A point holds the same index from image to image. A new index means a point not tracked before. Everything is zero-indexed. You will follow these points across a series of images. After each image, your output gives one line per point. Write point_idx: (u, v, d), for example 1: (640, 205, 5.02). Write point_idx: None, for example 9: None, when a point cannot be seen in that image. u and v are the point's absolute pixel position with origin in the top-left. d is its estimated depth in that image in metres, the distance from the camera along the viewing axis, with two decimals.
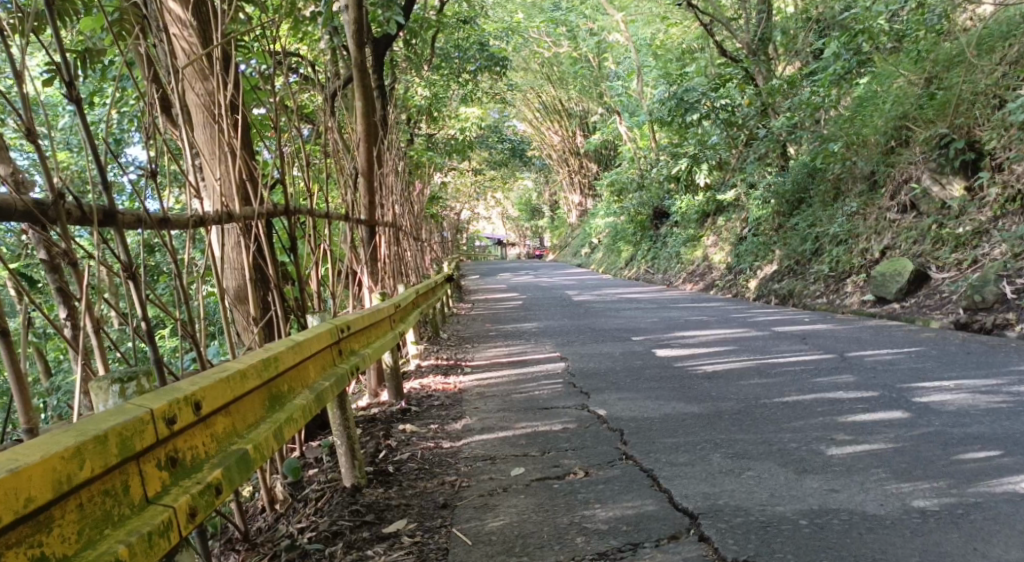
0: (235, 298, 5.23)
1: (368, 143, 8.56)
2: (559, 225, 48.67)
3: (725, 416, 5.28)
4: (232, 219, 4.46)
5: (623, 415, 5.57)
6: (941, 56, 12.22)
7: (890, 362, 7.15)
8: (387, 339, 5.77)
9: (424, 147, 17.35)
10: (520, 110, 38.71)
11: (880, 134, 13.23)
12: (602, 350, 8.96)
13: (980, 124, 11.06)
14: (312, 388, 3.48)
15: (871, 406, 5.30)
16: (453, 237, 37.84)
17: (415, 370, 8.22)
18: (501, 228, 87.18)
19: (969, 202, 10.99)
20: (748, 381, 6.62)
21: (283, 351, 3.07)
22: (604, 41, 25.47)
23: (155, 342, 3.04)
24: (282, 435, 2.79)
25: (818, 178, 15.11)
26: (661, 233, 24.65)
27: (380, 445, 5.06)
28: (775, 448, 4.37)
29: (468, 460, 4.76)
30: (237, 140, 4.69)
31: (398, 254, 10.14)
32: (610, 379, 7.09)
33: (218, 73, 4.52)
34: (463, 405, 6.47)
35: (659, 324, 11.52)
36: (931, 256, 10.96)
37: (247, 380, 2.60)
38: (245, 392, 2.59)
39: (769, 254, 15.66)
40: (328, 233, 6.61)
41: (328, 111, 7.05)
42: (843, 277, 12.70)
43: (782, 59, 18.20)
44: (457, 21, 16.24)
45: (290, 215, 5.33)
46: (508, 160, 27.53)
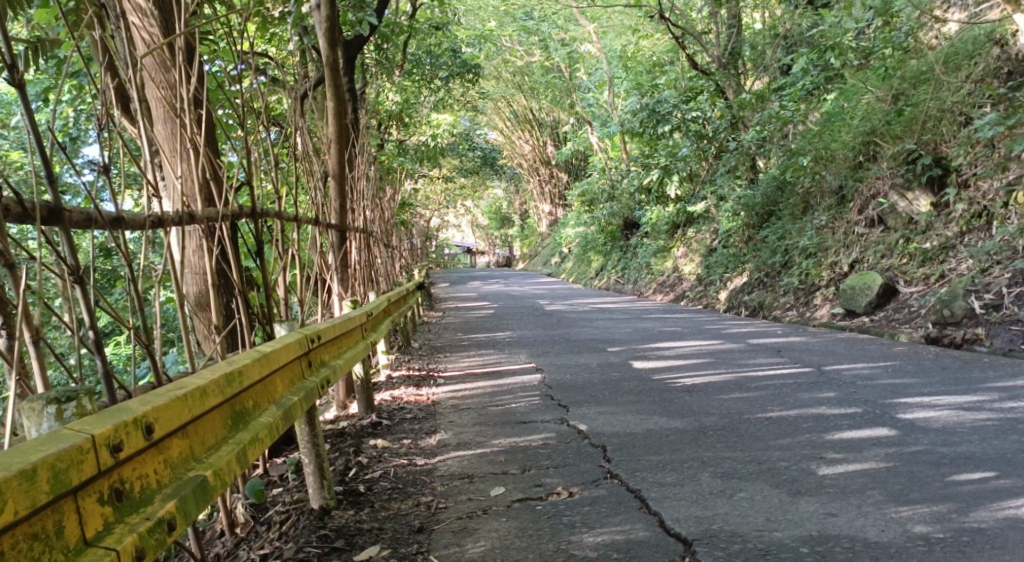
0: (196, 305, 4.98)
1: (340, 146, 8.30)
2: (529, 234, 48.49)
3: (708, 432, 5.08)
4: (194, 220, 4.20)
5: (603, 430, 5.35)
6: (908, 72, 12.23)
7: (867, 377, 6.99)
8: (358, 349, 5.52)
9: (393, 153, 17.08)
10: (490, 119, 38.54)
11: (848, 149, 13.15)
12: (577, 361, 8.75)
13: (947, 140, 11.15)
14: (280, 404, 3.22)
15: (857, 422, 5.13)
16: (422, 245, 37.49)
17: (385, 381, 7.94)
18: (470, 236, 86.87)
19: (935, 217, 10.99)
20: (729, 394, 6.43)
21: (249, 363, 2.83)
22: (575, 52, 25.42)
23: (102, 353, 2.83)
24: (245, 458, 2.55)
25: (786, 191, 15.05)
26: (631, 244, 24.53)
27: (351, 462, 4.81)
28: (765, 466, 4.18)
29: (444, 478, 4.52)
30: (199, 137, 4.43)
31: (369, 261, 9.87)
32: (586, 392, 6.88)
33: (179, 65, 4.25)
34: (436, 419, 6.22)
35: (632, 335, 11.34)
36: (900, 270, 10.90)
37: (208, 398, 2.36)
38: (204, 411, 2.34)
39: (739, 265, 15.57)
40: (296, 237, 6.33)
41: (298, 112, 6.79)
42: (813, 289, 12.61)
43: (751, 72, 18.21)
44: (429, 27, 16.02)
45: (256, 217, 5.07)
46: (479, 168, 27.34)
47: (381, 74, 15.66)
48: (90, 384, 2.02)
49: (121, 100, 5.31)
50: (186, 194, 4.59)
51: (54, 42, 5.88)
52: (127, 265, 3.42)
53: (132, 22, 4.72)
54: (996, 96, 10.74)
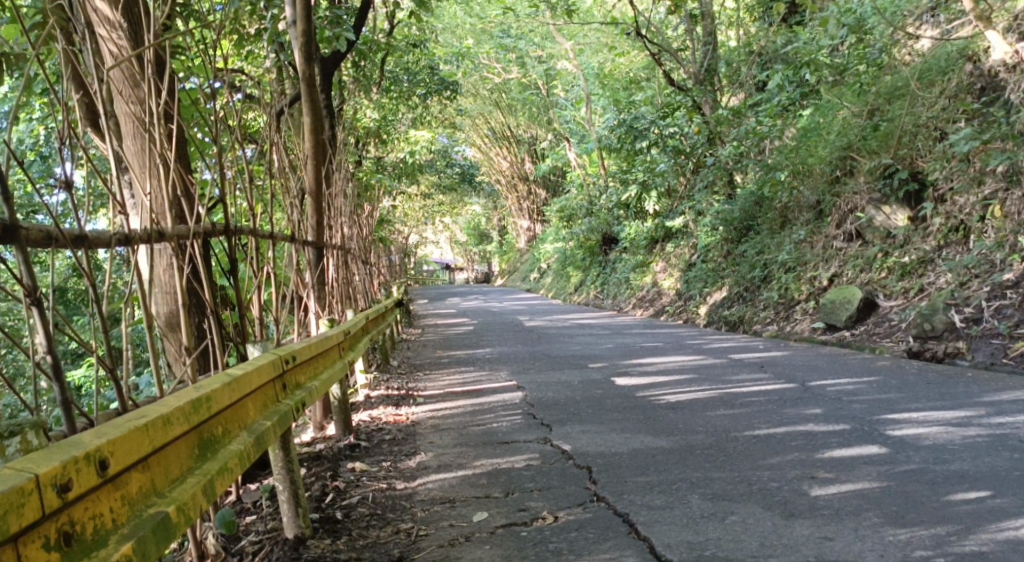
0: (166, 326, 4.81)
1: (316, 161, 8.15)
2: (507, 251, 48.39)
3: (695, 451, 4.96)
4: (163, 238, 4.03)
5: (588, 450, 5.22)
6: (882, 88, 12.24)
7: (853, 392, 6.91)
8: (336, 369, 5.36)
9: (371, 170, 16.95)
10: (469, 136, 38.49)
11: (825, 164, 13.21)
12: (559, 378, 8.62)
13: (922, 155, 11.18)
14: (251, 430, 3.06)
15: (846, 440, 5.03)
16: (401, 261, 37.28)
17: (363, 401, 7.76)
18: (448, 253, 86.60)
19: (913, 231, 11.00)
20: (714, 412, 6.33)
21: (218, 387, 2.67)
22: (552, 69, 25.49)
23: (62, 379, 2.68)
24: (212, 491, 2.38)
25: (765, 206, 15.05)
26: (610, 259, 24.45)
27: (328, 487, 4.65)
28: (755, 487, 4.05)
29: (424, 503, 4.36)
30: (170, 151, 4.29)
31: (346, 278, 9.71)
32: (569, 410, 6.74)
33: (147, 77, 4.08)
34: (416, 440, 6.06)
35: (613, 350, 11.23)
36: (879, 284, 10.90)
37: (172, 428, 2.20)
38: (168, 441, 2.18)
39: (718, 280, 15.53)
40: (271, 255, 6.16)
41: (273, 127, 6.64)
42: (793, 303, 12.58)
43: (727, 89, 18.30)
44: (406, 44, 15.95)
45: (230, 234, 4.91)
46: (458, 185, 27.22)
47: (359, 91, 15.58)
48: (38, 416, 1.87)
49: (89, 115, 5.15)
50: (156, 211, 4.44)
51: (20, 56, 5.73)
52: (93, 287, 3.26)
53: (100, 33, 4.58)
54: (970, 110, 10.80)
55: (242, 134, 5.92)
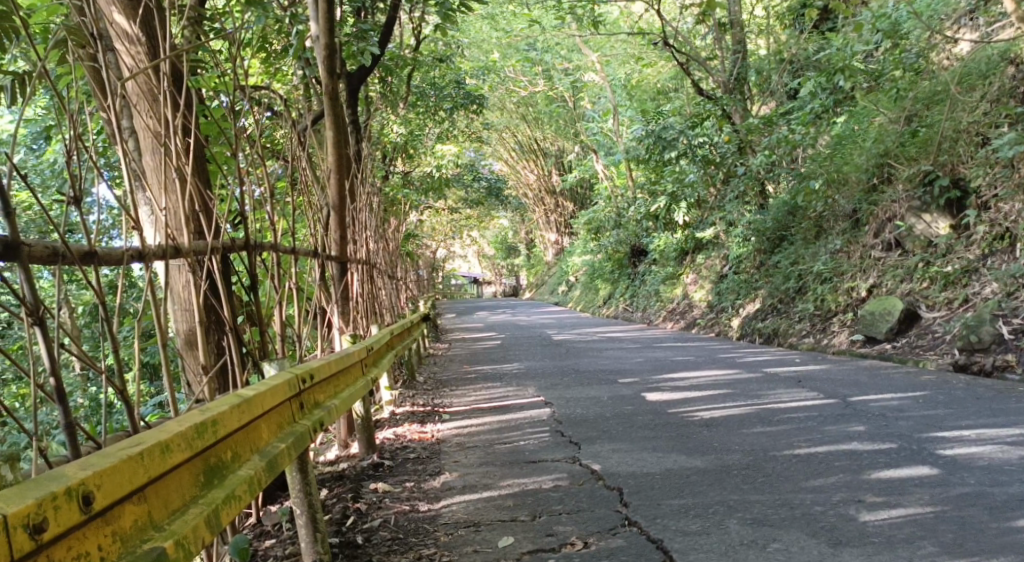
0: (185, 344, 4.65)
1: (340, 174, 8.03)
2: (536, 264, 48.20)
3: (733, 472, 4.75)
4: (179, 254, 3.88)
5: (619, 470, 5.01)
6: (920, 94, 11.96)
7: (897, 408, 6.64)
8: (358, 387, 5.21)
9: (398, 185, 16.90)
10: (495, 150, 38.46)
11: (861, 172, 12.93)
12: (589, 394, 8.43)
13: (964, 161, 10.87)
14: (264, 453, 2.91)
15: (893, 460, 4.78)
16: (429, 275, 37.25)
17: (389, 418, 7.61)
18: (477, 266, 86.61)
19: (955, 239, 10.70)
20: (751, 429, 6.10)
21: (226, 410, 2.52)
22: (579, 81, 25.40)
23: (65, 403, 2.52)
24: (218, 521, 2.23)
25: (798, 216, 14.78)
26: (639, 271, 24.20)
27: (348, 509, 4.49)
28: (798, 512, 3.83)
29: (448, 527, 4.19)
30: (187, 165, 4.16)
31: (372, 293, 9.57)
32: (600, 427, 6.54)
33: (162, 92, 3.90)
34: (442, 458, 5.89)
35: (644, 365, 11.00)
36: (920, 295, 10.59)
37: (172, 455, 2.04)
38: (167, 471, 2.03)
39: (751, 291, 15.24)
40: (294, 270, 6.02)
41: (296, 141, 6.53)
42: (829, 315, 12.28)
43: (757, 98, 18.10)
44: (432, 59, 15.93)
45: (251, 250, 4.76)
46: (485, 199, 27.12)
47: (386, 106, 15.56)
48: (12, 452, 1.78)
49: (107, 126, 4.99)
50: (173, 227, 4.30)
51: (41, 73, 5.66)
52: (103, 305, 3.11)
53: (117, 46, 4.40)
54: (1013, 115, 10.51)
55: (263, 148, 5.81)
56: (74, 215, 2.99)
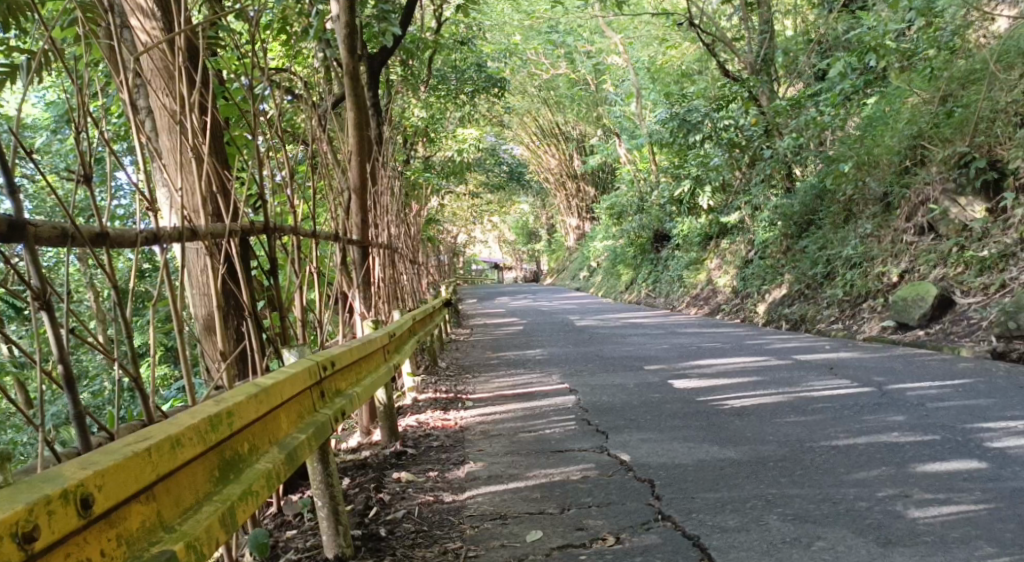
0: (203, 330, 4.50)
1: (361, 157, 7.88)
2: (556, 250, 47.92)
3: (769, 464, 4.56)
4: (195, 235, 3.73)
5: (648, 461, 4.85)
6: (956, 73, 11.63)
7: (937, 397, 6.42)
8: (380, 374, 5.08)
9: (419, 169, 16.72)
10: (516, 134, 38.20)
11: (893, 154, 12.59)
12: (615, 381, 8.26)
13: (1001, 142, 10.55)
14: (283, 445, 2.77)
15: (938, 453, 4.57)
16: (449, 261, 37.08)
17: (411, 405, 7.47)
18: (497, 252, 86.35)
19: (991, 223, 10.42)
20: (785, 419, 5.91)
21: (243, 400, 2.37)
22: (602, 64, 25.12)
23: (73, 392, 2.38)
24: (234, 520, 2.08)
25: (826, 199, 14.50)
26: (662, 256, 23.91)
27: (371, 499, 4.35)
28: (842, 507, 3.65)
29: (473, 519, 4.04)
30: (204, 143, 3.97)
31: (393, 277, 9.44)
32: (627, 416, 6.37)
33: (178, 67, 3.72)
34: (466, 447, 5.75)
35: (670, 351, 10.79)
36: (954, 280, 10.31)
37: (184, 450, 1.90)
38: (179, 467, 1.88)
39: (777, 277, 14.97)
40: (315, 254, 5.86)
41: (316, 124, 6.39)
42: (859, 301, 12.01)
43: (784, 79, 17.79)
44: (454, 41, 15.73)
45: (271, 232, 4.61)
46: (507, 183, 26.90)
47: (407, 90, 15.39)
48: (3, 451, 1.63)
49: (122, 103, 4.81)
50: (190, 208, 4.13)
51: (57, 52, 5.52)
52: (115, 289, 2.95)
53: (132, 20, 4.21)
54: None
55: (283, 129, 5.68)
56: (83, 193, 2.84)
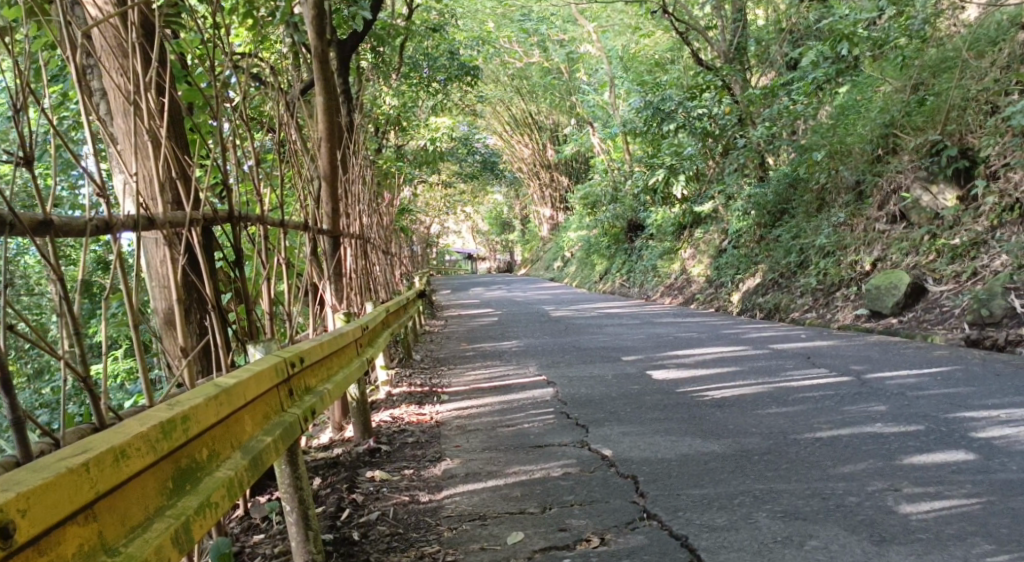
0: (163, 324, 4.27)
1: (331, 145, 7.68)
2: (530, 240, 47.73)
3: (753, 458, 4.44)
4: (152, 224, 3.52)
5: (631, 456, 4.70)
6: (928, 62, 11.64)
7: (917, 386, 6.34)
8: (352, 369, 4.89)
9: (391, 158, 16.43)
10: (489, 124, 37.92)
11: (866, 143, 12.55)
12: (592, 372, 8.12)
13: (972, 130, 10.51)
14: (247, 450, 2.58)
15: (925, 444, 4.47)
16: (423, 251, 36.73)
17: (385, 399, 7.28)
18: (470, 242, 85.90)
19: (963, 211, 10.39)
20: (765, 410, 5.79)
21: (201, 403, 2.19)
22: (575, 52, 25.00)
23: (12, 395, 2.15)
24: (189, 537, 1.90)
25: (800, 188, 14.45)
26: (635, 246, 23.80)
27: (343, 500, 4.17)
28: (831, 503, 3.53)
29: (451, 520, 3.87)
30: (161, 127, 3.75)
31: (366, 268, 9.23)
32: (605, 408, 6.23)
33: (132, 44, 3.50)
34: (442, 442, 5.58)
35: (646, 342, 10.66)
36: (928, 268, 10.27)
37: (131, 462, 1.72)
38: (124, 481, 1.70)
39: (751, 266, 14.89)
40: (283, 244, 5.64)
41: (284, 111, 6.19)
42: (833, 290, 11.95)
43: (756, 69, 17.77)
44: (425, 28, 15.48)
45: (234, 221, 4.40)
46: (480, 173, 26.64)
47: (377, 77, 15.13)
48: None
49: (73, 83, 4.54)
50: (146, 195, 3.90)
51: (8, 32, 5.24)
52: (62, 282, 2.74)
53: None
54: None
55: (249, 116, 5.47)
56: (25, 178, 2.64)
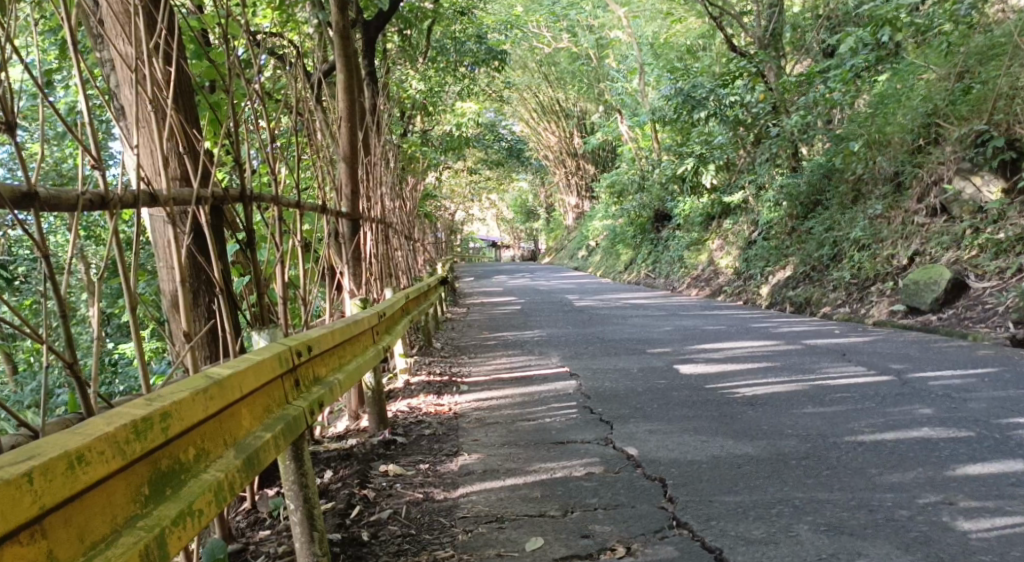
0: (170, 306, 4.04)
1: (351, 125, 7.45)
2: (555, 228, 47.34)
3: (791, 462, 4.17)
4: (155, 199, 3.26)
5: (658, 457, 4.43)
6: (974, 48, 11.18)
7: (963, 388, 6.02)
8: (367, 358, 4.65)
9: (417, 141, 16.17)
10: (516, 110, 37.56)
11: (906, 132, 12.14)
12: (618, 365, 7.86)
13: (1021, 120, 10.07)
14: (242, 447, 2.34)
15: (978, 452, 4.16)
16: (446, 238, 36.51)
17: (402, 388, 7.06)
18: (495, 229, 85.54)
19: (1009, 204, 9.99)
20: (801, 410, 5.51)
21: (187, 397, 1.96)
22: (606, 38, 24.65)
23: None
24: (163, 552, 1.68)
25: (834, 179, 14.04)
26: (662, 236, 23.40)
27: (354, 497, 3.94)
28: (880, 517, 3.27)
29: (466, 522, 3.62)
30: (167, 96, 3.49)
31: (387, 253, 9.00)
32: (632, 404, 5.96)
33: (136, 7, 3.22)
34: (460, 435, 5.34)
35: (673, 334, 10.34)
36: (969, 263, 9.88)
37: (80, 472, 1.51)
38: (70, 493, 1.48)
39: (782, 258, 14.51)
40: (300, 225, 5.39)
41: (304, 88, 5.96)
42: (867, 284, 11.57)
43: (790, 57, 17.33)
44: (454, 11, 15.19)
45: (247, 198, 4.15)
46: (505, 161, 26.33)
47: (404, 60, 14.89)
48: None
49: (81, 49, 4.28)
50: (153, 170, 3.65)
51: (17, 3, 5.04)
52: (46, 261, 2.51)
53: None
54: None
55: (265, 91, 5.23)
56: (9, 148, 2.41)
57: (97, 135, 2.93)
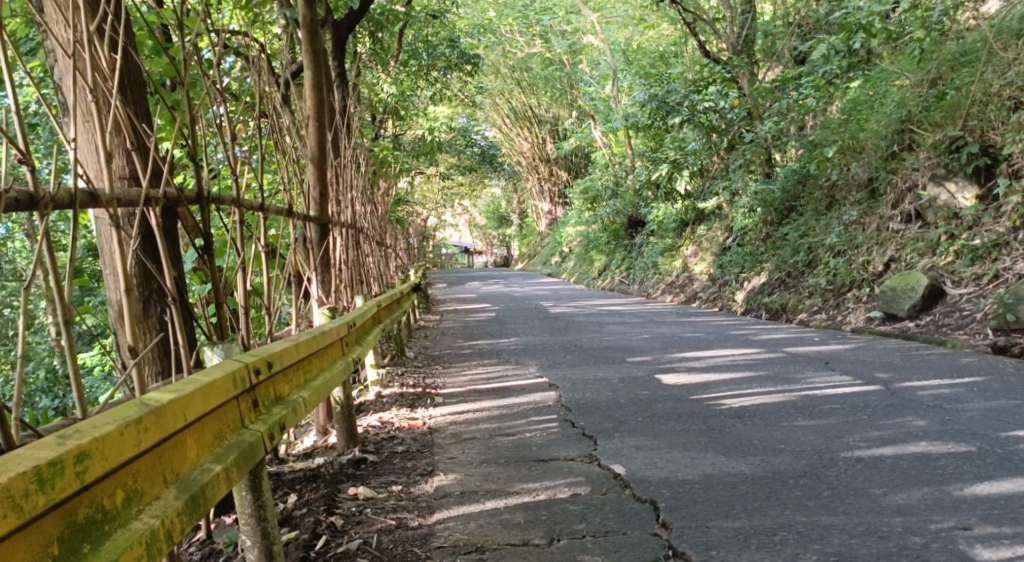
0: (117, 319, 3.70)
1: (318, 126, 7.16)
2: (528, 234, 47.09)
3: (788, 481, 3.91)
4: (96, 198, 2.93)
5: (647, 476, 4.15)
6: (947, 55, 11.07)
7: (954, 399, 5.81)
8: (335, 371, 4.33)
9: (390, 147, 15.85)
10: (489, 116, 37.24)
11: (880, 138, 12.02)
12: (596, 375, 7.57)
13: (994, 126, 9.96)
14: (186, 482, 2.03)
15: (984, 470, 3.93)
16: (419, 244, 36.09)
17: (373, 401, 6.73)
18: (467, 236, 85.09)
19: (983, 210, 9.89)
20: (791, 423, 5.26)
21: (108, 434, 1.67)
22: (578, 44, 24.47)
23: None
24: None
25: (809, 185, 13.90)
26: (636, 243, 23.17)
27: (320, 525, 3.61)
28: (892, 545, 3.03)
29: (443, 553, 3.32)
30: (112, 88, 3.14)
31: (357, 260, 8.67)
32: (614, 417, 5.69)
33: None
34: (435, 453, 5.04)
35: (652, 342, 10.09)
36: (946, 269, 9.73)
37: None
38: None
39: (757, 264, 14.31)
40: (262, 228, 5.03)
41: (267, 86, 5.62)
42: (843, 290, 11.39)
43: (762, 63, 17.22)
44: (425, 16, 14.88)
45: (202, 201, 3.82)
46: (478, 166, 26.03)
47: (374, 64, 14.55)
48: None
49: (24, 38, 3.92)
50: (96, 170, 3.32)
51: None
52: None
53: None
54: None
55: (224, 86, 4.88)
56: None
57: (25, 127, 2.57)
